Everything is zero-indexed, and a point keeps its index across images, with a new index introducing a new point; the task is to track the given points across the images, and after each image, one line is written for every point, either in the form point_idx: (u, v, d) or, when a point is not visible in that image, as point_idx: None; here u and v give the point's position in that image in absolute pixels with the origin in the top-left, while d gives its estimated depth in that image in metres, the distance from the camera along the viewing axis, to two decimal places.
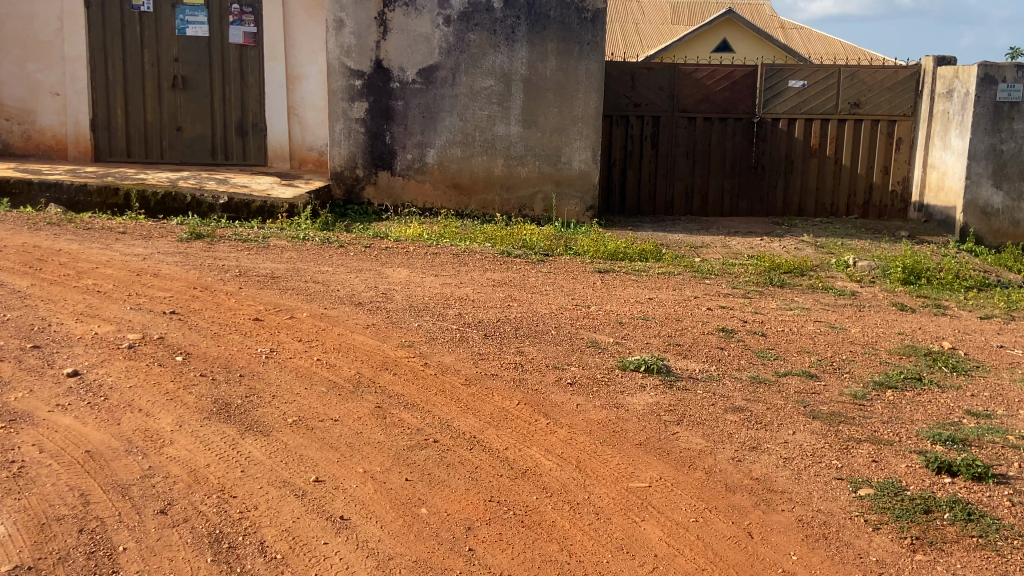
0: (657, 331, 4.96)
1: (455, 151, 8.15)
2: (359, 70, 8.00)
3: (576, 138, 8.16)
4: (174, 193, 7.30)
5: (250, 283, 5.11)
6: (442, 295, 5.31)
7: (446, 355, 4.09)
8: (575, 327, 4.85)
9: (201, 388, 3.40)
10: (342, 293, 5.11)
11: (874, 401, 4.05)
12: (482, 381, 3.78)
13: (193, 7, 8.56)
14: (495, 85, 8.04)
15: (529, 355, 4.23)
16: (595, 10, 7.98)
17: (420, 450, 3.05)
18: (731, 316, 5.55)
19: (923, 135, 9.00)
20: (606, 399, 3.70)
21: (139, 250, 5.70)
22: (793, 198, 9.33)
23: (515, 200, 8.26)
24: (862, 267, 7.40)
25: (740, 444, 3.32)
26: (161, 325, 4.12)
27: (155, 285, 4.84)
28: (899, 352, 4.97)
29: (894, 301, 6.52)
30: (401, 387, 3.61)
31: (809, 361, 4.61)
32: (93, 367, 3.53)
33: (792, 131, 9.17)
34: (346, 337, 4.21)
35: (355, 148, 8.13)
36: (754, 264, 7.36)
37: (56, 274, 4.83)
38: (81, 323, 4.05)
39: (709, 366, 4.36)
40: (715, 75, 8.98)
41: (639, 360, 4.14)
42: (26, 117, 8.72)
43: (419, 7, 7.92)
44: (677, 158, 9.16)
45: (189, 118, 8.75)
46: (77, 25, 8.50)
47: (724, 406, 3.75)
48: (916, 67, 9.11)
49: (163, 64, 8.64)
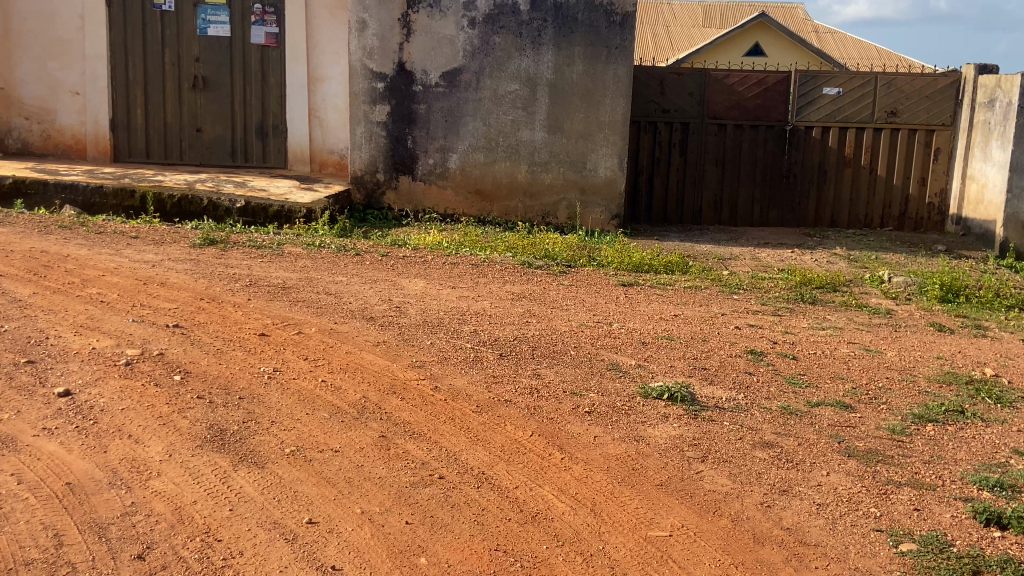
0: (682, 353, 4.71)
1: (478, 156, 7.94)
2: (382, 72, 7.83)
3: (602, 145, 7.93)
4: (191, 196, 7.17)
5: (259, 294, 4.95)
6: (458, 310, 5.11)
7: (458, 378, 3.89)
8: (596, 347, 4.62)
9: (197, 412, 3.22)
10: (354, 306, 4.93)
11: (916, 437, 3.78)
12: (495, 408, 3.57)
13: (215, 7, 8.45)
14: (521, 89, 7.84)
15: (546, 378, 4.01)
16: (624, 14, 7.74)
17: (423, 487, 2.84)
18: (761, 337, 5.30)
19: (963, 145, 8.66)
20: (626, 431, 3.47)
21: (149, 257, 5.55)
22: (826, 209, 9.02)
23: (538, 207, 8.03)
24: (897, 283, 7.11)
25: (770, 487, 3.08)
26: (162, 340, 3.95)
27: (161, 294, 4.69)
28: (939, 380, 4.68)
29: (931, 321, 6.22)
30: (409, 414, 3.42)
31: (844, 390, 4.34)
32: (87, 387, 3.37)
33: (827, 139, 8.86)
34: (354, 356, 4.02)
35: (376, 152, 7.96)
36: (784, 279, 7.09)
37: (60, 281, 4.69)
38: (80, 337, 3.90)
39: (737, 394, 4.10)
40: (747, 81, 8.71)
41: (662, 388, 3.89)
42: (45, 117, 8.63)
43: (444, 9, 7.72)
44: (707, 166, 8.89)
45: (209, 120, 8.63)
46: (98, 23, 8.40)
47: (752, 441, 3.50)
48: (956, 76, 8.79)
49: (184, 64, 8.53)
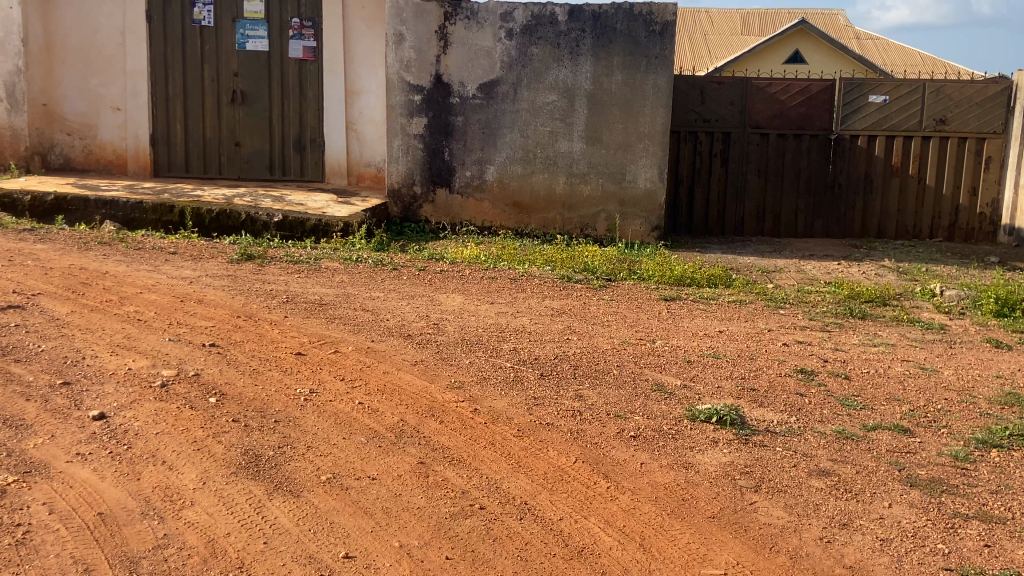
0: (729, 372, 4.54)
1: (516, 168, 7.85)
2: (419, 84, 7.77)
3: (642, 156, 7.78)
4: (229, 211, 7.16)
5: (296, 311, 4.88)
6: (497, 327, 5.00)
7: (498, 400, 3.77)
8: (639, 366, 4.48)
9: (232, 437, 3.15)
10: (392, 323, 4.84)
11: (981, 464, 3.57)
12: (537, 432, 3.46)
13: (253, 22, 8.47)
14: (559, 100, 7.73)
15: (589, 400, 3.87)
16: (664, 23, 7.59)
17: (464, 519, 2.73)
18: (810, 354, 5.11)
19: (1015, 153, 8.37)
20: (674, 457, 3.33)
21: (187, 273, 5.53)
22: (873, 219, 8.77)
23: (577, 219, 7.91)
24: (950, 297, 6.86)
25: (828, 520, 2.92)
26: (198, 360, 3.90)
27: (198, 312, 4.64)
28: (1001, 402, 4.45)
29: (987, 337, 5.96)
30: (447, 438, 3.31)
31: (900, 413, 4.14)
32: (121, 410, 3.31)
33: (873, 148, 8.62)
34: (392, 377, 3.93)
35: (413, 165, 7.90)
36: (832, 293, 6.88)
37: (98, 299, 4.67)
38: (116, 357, 3.85)
39: (788, 417, 3.93)
40: (790, 90, 8.51)
41: (710, 411, 3.75)
42: (87, 132, 8.68)
43: (481, 20, 7.65)
44: (749, 176, 8.69)
45: (248, 134, 8.65)
46: (139, 39, 8.46)
47: (808, 468, 3.34)
48: (1008, 82, 8.52)
49: (223, 79, 8.55)
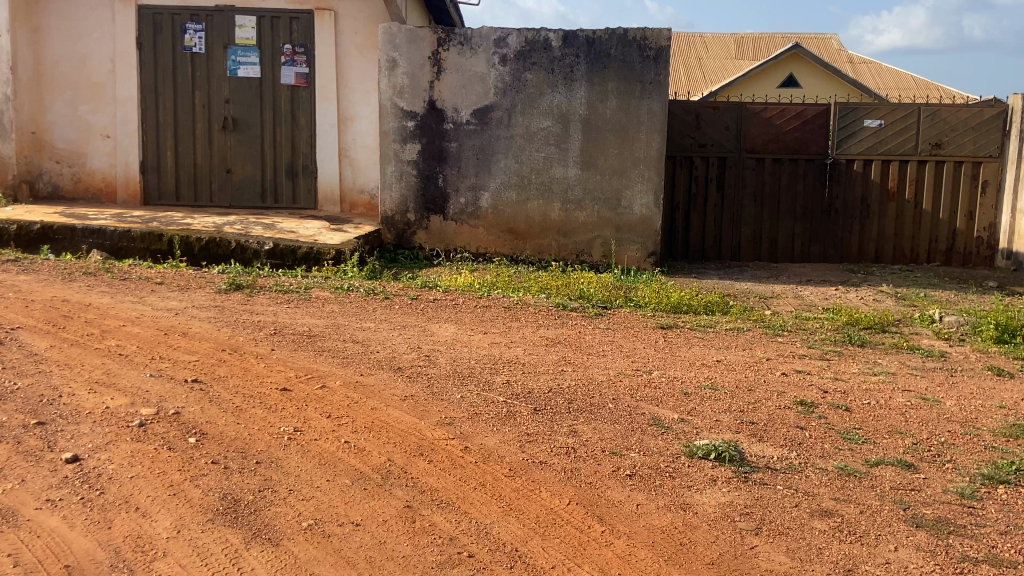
0: (728, 405, 4.42)
1: (511, 195, 7.77)
2: (412, 110, 7.70)
3: (637, 181, 7.70)
4: (218, 239, 7.05)
5: (283, 344, 4.76)
6: (490, 358, 4.88)
7: (489, 437, 3.65)
8: (635, 399, 4.35)
9: (211, 480, 3.04)
10: (381, 355, 4.73)
11: (989, 502, 3.43)
12: (529, 471, 3.33)
13: (245, 48, 8.41)
14: (553, 125, 7.66)
15: (584, 436, 3.75)
16: (658, 48, 7.52)
17: (451, 569, 2.62)
18: (810, 384, 5.00)
19: (1012, 177, 8.30)
20: (672, 497, 3.21)
21: (173, 304, 5.43)
22: (870, 244, 8.69)
23: (572, 245, 7.82)
24: (949, 322, 6.76)
25: (831, 565, 2.81)
26: (180, 398, 3.77)
27: (183, 346, 4.52)
28: (1006, 434, 4.33)
29: (988, 364, 5.85)
30: (436, 479, 3.20)
31: (904, 446, 4.02)
32: (96, 452, 3.19)
33: (869, 173, 8.56)
34: (380, 413, 3.81)
35: (406, 191, 7.82)
36: (830, 319, 6.78)
37: (78, 333, 4.56)
38: (93, 395, 3.72)
39: (790, 452, 3.81)
40: (785, 114, 8.45)
41: (708, 447, 3.63)
42: (76, 160, 8.60)
43: (474, 46, 7.59)
44: (745, 201, 8.62)
45: (239, 160, 8.55)
46: (129, 66, 8.41)
47: (810, 508, 3.22)
48: (1004, 106, 8.46)
49: (214, 106, 8.48)
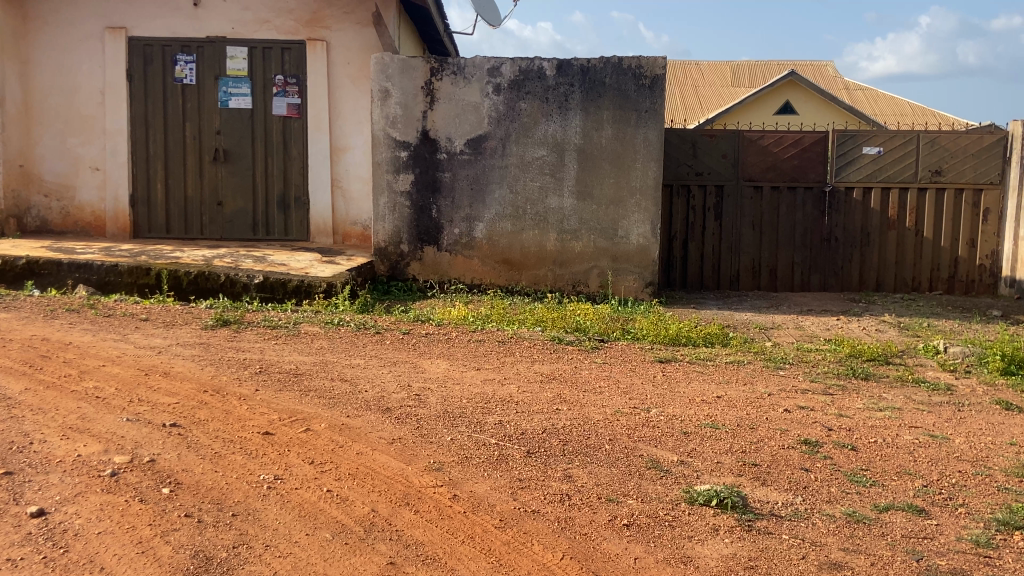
0: (729, 446, 4.24)
1: (505, 225, 7.64)
2: (405, 140, 7.60)
3: (634, 211, 7.58)
4: (207, 273, 6.90)
5: (268, 383, 4.60)
6: (482, 397, 4.71)
7: (479, 483, 3.49)
8: (632, 440, 4.18)
9: (183, 535, 2.87)
10: (370, 396, 4.55)
11: (1006, 551, 3.25)
12: (520, 522, 3.17)
13: (236, 79, 8.32)
14: (548, 155, 7.55)
15: (578, 482, 3.58)
16: (654, 76, 7.43)
17: None
18: (813, 422, 4.82)
19: (1014, 204, 8.19)
20: (671, 551, 3.05)
21: (156, 342, 5.27)
22: (871, 273, 8.56)
23: (568, 276, 7.69)
24: (955, 353, 6.61)
25: None
26: (156, 444, 3.61)
27: (163, 387, 4.36)
28: (1019, 474, 4.15)
29: (997, 397, 5.68)
30: (422, 532, 3.03)
31: (914, 489, 3.85)
32: (62, 505, 3.02)
33: (869, 201, 8.45)
34: (366, 458, 3.64)
35: (400, 222, 7.70)
36: (832, 351, 6.62)
37: (55, 374, 4.40)
38: (66, 442, 3.56)
39: (795, 497, 3.64)
40: (782, 142, 8.35)
41: (709, 493, 3.47)
42: (65, 194, 8.50)
43: (468, 75, 7.50)
44: (743, 230, 8.49)
45: (230, 192, 8.43)
46: (119, 98, 8.32)
47: (817, 561, 3.05)
48: (1004, 132, 8.37)
49: (205, 137, 8.37)
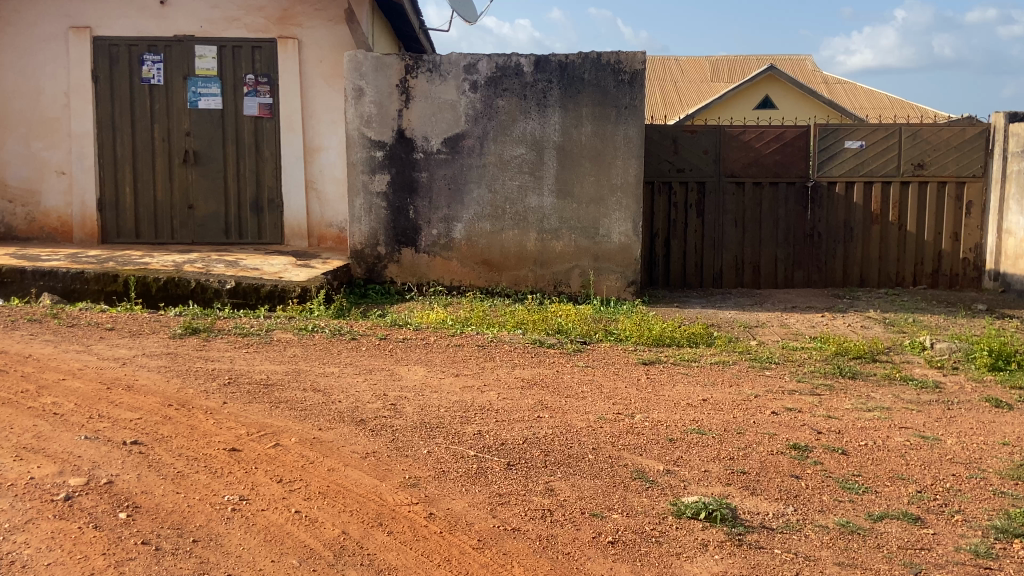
0: (716, 453, 4.10)
1: (485, 225, 7.48)
2: (381, 140, 7.41)
3: (615, 209, 7.43)
4: (177, 279, 6.68)
5: (237, 396, 4.41)
6: (461, 405, 4.54)
7: (457, 500, 3.32)
8: (617, 449, 4.03)
9: (138, 566, 2.68)
10: (344, 406, 4.37)
11: (1007, 561, 3.13)
12: (500, 541, 3.01)
13: (205, 79, 8.09)
14: (527, 153, 7.39)
15: (561, 496, 3.42)
16: (633, 72, 7.28)
17: None
18: (802, 425, 4.69)
19: (997, 197, 8.12)
20: (658, 571, 2.90)
21: (121, 352, 5.06)
22: (855, 268, 8.46)
23: (549, 276, 7.53)
24: (942, 349, 6.51)
25: None
26: (115, 464, 3.41)
27: (126, 402, 4.15)
28: (1013, 476, 4.03)
29: (986, 395, 5.57)
30: (395, 556, 2.86)
31: (908, 496, 3.72)
32: (10, 534, 2.82)
33: (852, 196, 8.34)
34: (337, 474, 3.47)
35: (376, 224, 7.51)
36: (818, 349, 6.51)
37: (12, 391, 4.18)
38: (18, 464, 3.35)
39: (787, 508, 3.50)
40: (764, 137, 8.23)
41: (698, 505, 3.31)
42: (30, 199, 8.25)
43: (444, 72, 7.32)
44: (726, 227, 8.37)
45: (202, 195, 8.20)
46: (84, 100, 8.07)
47: None
48: (986, 125, 8.30)
49: (175, 139, 8.14)
